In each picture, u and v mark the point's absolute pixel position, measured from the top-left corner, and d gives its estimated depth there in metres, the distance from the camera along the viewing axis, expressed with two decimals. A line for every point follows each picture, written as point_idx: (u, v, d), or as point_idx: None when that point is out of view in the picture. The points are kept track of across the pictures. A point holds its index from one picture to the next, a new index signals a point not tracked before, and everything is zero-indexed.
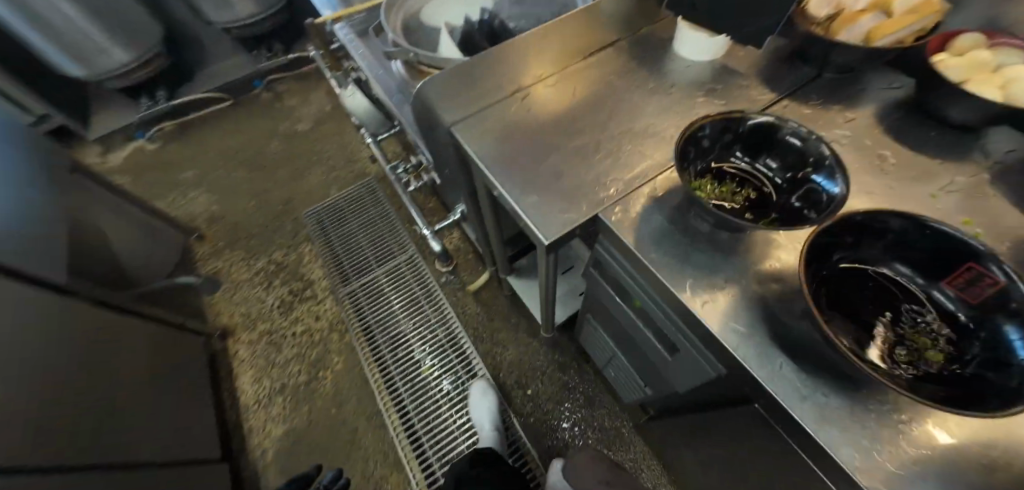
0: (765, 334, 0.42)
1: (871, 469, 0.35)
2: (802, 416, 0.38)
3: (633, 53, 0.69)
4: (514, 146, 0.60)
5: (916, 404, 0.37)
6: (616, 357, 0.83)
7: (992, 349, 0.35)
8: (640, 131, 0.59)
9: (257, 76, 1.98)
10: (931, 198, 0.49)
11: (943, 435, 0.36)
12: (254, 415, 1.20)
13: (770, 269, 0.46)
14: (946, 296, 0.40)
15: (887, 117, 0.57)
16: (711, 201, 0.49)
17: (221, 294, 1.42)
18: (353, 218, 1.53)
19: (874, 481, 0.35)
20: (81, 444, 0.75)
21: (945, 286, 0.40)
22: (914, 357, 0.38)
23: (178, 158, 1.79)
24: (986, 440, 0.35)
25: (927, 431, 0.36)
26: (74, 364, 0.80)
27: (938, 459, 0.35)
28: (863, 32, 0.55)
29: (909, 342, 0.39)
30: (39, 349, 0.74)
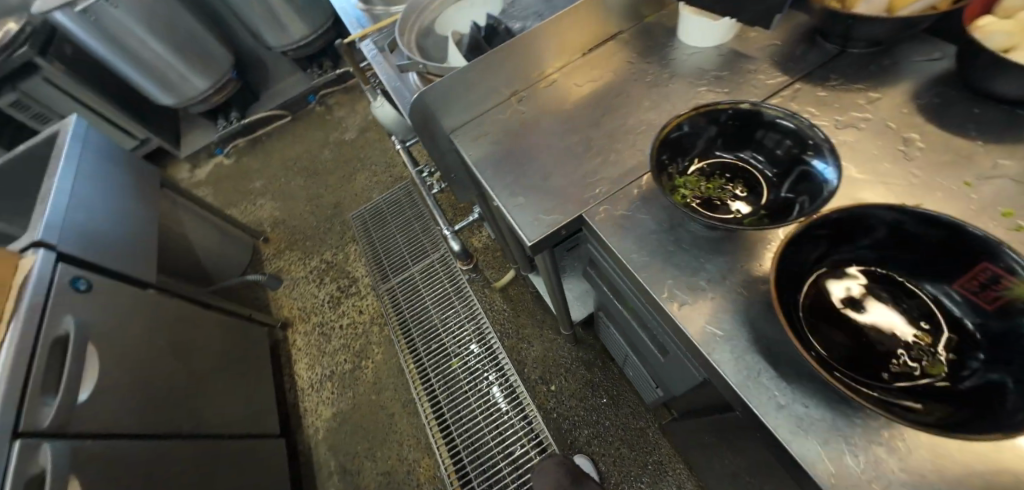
0: (747, 339, 0.39)
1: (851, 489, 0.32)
2: (777, 428, 0.35)
3: (633, 46, 0.67)
4: (508, 146, 0.60)
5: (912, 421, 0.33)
6: (630, 357, 0.82)
7: (1002, 362, 0.31)
8: (633, 128, 0.58)
9: (310, 92, 2.16)
10: (964, 187, 0.43)
11: (939, 456, 0.32)
12: (308, 397, 1.33)
13: (761, 271, 0.42)
14: (954, 301, 0.37)
15: (920, 95, 0.50)
16: (695, 200, 0.47)
17: (282, 290, 1.60)
18: (393, 219, 1.64)
19: None
20: (166, 414, 0.90)
21: (954, 289, 0.36)
22: (910, 368, 0.35)
23: (250, 169, 2.03)
24: (993, 465, 0.31)
25: (920, 450, 0.32)
26: (162, 347, 0.96)
27: (930, 482, 0.31)
28: (884, 2, 0.50)
29: (907, 352, 0.36)
30: (133, 334, 0.89)
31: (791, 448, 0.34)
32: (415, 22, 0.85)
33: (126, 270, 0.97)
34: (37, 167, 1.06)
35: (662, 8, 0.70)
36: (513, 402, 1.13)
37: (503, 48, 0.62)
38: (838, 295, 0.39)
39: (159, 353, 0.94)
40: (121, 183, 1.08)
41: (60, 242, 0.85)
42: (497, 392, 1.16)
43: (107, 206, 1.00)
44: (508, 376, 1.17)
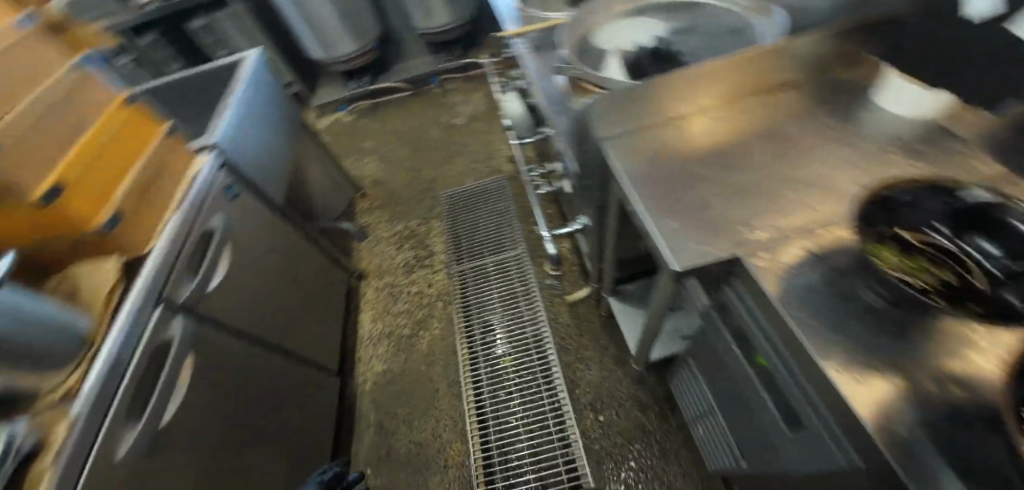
0: (942, 450, 0.32)
1: None
2: None
3: (814, 98, 0.63)
4: (661, 168, 0.59)
5: None
6: (710, 415, 0.78)
7: None
8: (802, 181, 0.54)
9: (433, 75, 2.30)
10: None
11: None
12: (365, 348, 1.41)
13: (969, 373, 0.35)
14: None
15: None
16: (891, 272, 0.43)
17: (366, 244, 1.71)
18: (480, 206, 1.69)
19: None
20: (261, 325, 0.99)
21: None
22: None
23: (365, 129, 2.20)
24: None
25: None
26: (268, 265, 1.06)
27: None
28: None
29: None
30: (252, 246, 0.99)
31: None
32: (578, 32, 0.88)
33: (260, 189, 1.08)
34: (215, 84, 1.23)
35: (855, 66, 0.65)
36: (557, 418, 1.12)
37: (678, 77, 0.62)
38: None
39: (268, 270, 1.03)
40: (272, 115, 1.22)
41: (226, 151, 0.97)
42: (543, 402, 1.15)
43: (261, 131, 1.13)
44: (558, 390, 1.15)
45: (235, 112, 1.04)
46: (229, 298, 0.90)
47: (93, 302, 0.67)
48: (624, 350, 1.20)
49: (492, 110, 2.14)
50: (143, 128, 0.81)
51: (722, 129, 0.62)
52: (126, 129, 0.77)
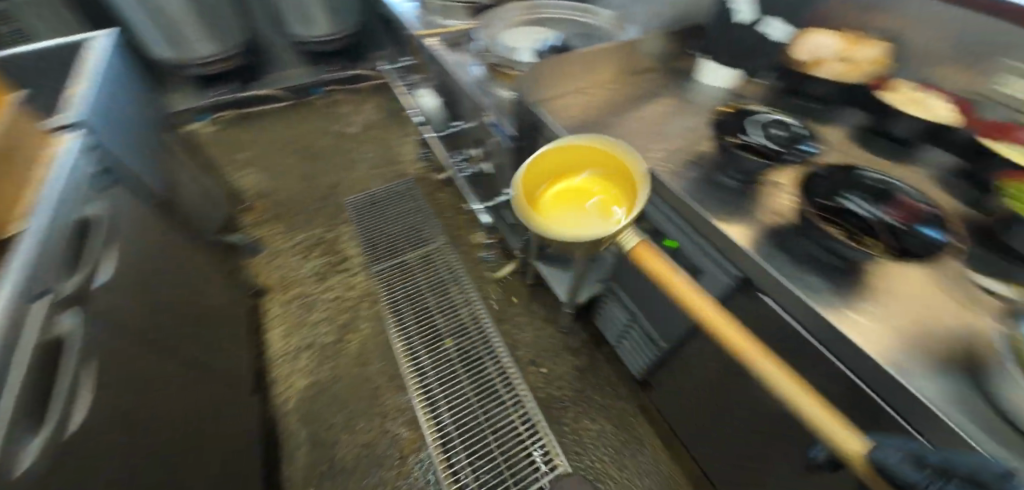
0: (771, 245, 0.56)
1: (853, 326, 0.48)
2: (814, 301, 0.50)
3: (669, 77, 0.94)
4: (578, 120, 0.81)
5: (887, 288, 0.52)
6: (632, 327, 1.03)
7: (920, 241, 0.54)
8: (674, 128, 0.78)
9: (317, 85, 2.44)
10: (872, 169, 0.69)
11: (937, 320, 0.49)
12: (280, 367, 1.32)
13: (776, 219, 0.59)
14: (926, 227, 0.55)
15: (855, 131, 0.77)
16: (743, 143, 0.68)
17: (261, 258, 1.63)
18: (392, 209, 1.83)
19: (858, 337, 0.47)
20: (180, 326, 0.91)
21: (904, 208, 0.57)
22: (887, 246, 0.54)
23: (240, 139, 2.17)
24: (955, 327, 0.48)
25: (893, 311, 0.49)
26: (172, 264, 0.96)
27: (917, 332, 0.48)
28: (831, 73, 0.76)
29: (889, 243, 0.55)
30: (157, 235, 0.91)
31: (815, 307, 0.49)
32: (489, 32, 1.14)
33: (152, 177, 0.99)
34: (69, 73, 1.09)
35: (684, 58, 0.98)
36: (505, 383, 1.28)
37: (590, 55, 0.85)
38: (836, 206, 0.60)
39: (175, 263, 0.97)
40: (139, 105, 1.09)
41: (117, 132, 0.89)
42: (489, 372, 1.30)
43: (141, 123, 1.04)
44: (501, 358, 1.34)
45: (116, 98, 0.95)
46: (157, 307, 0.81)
47: None
48: (550, 310, 1.50)
49: (385, 121, 2.33)
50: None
51: (612, 87, 0.90)
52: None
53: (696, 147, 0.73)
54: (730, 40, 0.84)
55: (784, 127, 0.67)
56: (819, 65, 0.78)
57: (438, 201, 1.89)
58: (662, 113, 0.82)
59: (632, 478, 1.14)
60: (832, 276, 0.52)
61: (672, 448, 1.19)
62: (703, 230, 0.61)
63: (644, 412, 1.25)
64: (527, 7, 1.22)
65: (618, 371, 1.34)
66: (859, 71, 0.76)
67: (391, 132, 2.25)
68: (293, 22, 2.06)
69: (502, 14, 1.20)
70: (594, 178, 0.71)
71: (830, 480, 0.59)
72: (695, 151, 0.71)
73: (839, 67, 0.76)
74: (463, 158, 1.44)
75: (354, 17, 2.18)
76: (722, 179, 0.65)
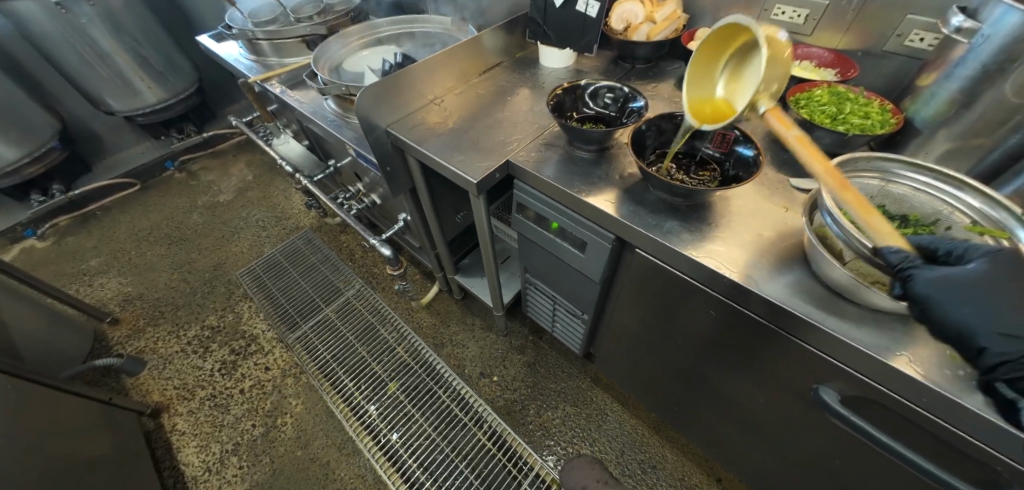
0: (631, 204, 0.60)
1: (707, 253, 0.55)
2: (673, 242, 0.56)
3: (516, 68, 0.97)
4: (437, 131, 0.80)
5: (729, 212, 0.59)
6: (557, 310, 1.05)
7: (740, 163, 0.60)
8: (529, 116, 0.81)
9: (169, 157, 2.17)
10: None
11: (772, 227, 0.57)
12: (205, 485, 1.15)
13: (630, 177, 0.64)
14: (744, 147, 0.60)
15: (682, 79, 0.85)
16: (582, 118, 0.73)
17: (151, 371, 1.40)
18: (293, 269, 1.68)
19: (711, 260, 0.54)
20: None
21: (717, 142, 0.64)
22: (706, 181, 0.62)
23: (86, 245, 1.84)
24: (785, 229, 0.57)
25: (734, 229, 0.57)
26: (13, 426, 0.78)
27: (760, 241, 0.56)
28: (644, 34, 0.84)
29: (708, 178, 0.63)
30: None
31: (676, 246, 0.55)
32: (329, 63, 1.09)
33: None
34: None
35: (525, 47, 1.02)
36: (461, 405, 1.25)
37: (431, 64, 0.84)
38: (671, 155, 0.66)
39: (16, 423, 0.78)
40: None
41: None
42: (441, 401, 1.26)
43: None
44: (450, 382, 1.30)
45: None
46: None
47: None
48: (486, 318, 1.49)
49: (261, 178, 2.13)
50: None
51: (462, 92, 0.91)
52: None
53: (549, 129, 0.76)
54: (554, 23, 0.88)
55: (613, 91, 0.72)
56: (634, 29, 0.85)
57: (343, 245, 1.78)
58: (516, 104, 0.85)
59: (604, 447, 1.17)
60: (685, 216, 0.59)
61: (630, 406, 1.25)
62: (573, 206, 0.64)
63: (597, 382, 1.30)
64: (361, 29, 1.17)
65: (565, 354, 1.37)
66: (665, 27, 0.84)
67: (270, 188, 2.07)
68: (112, 97, 1.75)
69: (335, 40, 1.13)
70: (463, 186, 0.71)
71: (744, 388, 0.65)
72: (551, 133, 0.75)
73: (650, 27, 0.84)
74: (344, 197, 1.33)
75: (190, 76, 1.95)
76: (577, 154, 0.68)
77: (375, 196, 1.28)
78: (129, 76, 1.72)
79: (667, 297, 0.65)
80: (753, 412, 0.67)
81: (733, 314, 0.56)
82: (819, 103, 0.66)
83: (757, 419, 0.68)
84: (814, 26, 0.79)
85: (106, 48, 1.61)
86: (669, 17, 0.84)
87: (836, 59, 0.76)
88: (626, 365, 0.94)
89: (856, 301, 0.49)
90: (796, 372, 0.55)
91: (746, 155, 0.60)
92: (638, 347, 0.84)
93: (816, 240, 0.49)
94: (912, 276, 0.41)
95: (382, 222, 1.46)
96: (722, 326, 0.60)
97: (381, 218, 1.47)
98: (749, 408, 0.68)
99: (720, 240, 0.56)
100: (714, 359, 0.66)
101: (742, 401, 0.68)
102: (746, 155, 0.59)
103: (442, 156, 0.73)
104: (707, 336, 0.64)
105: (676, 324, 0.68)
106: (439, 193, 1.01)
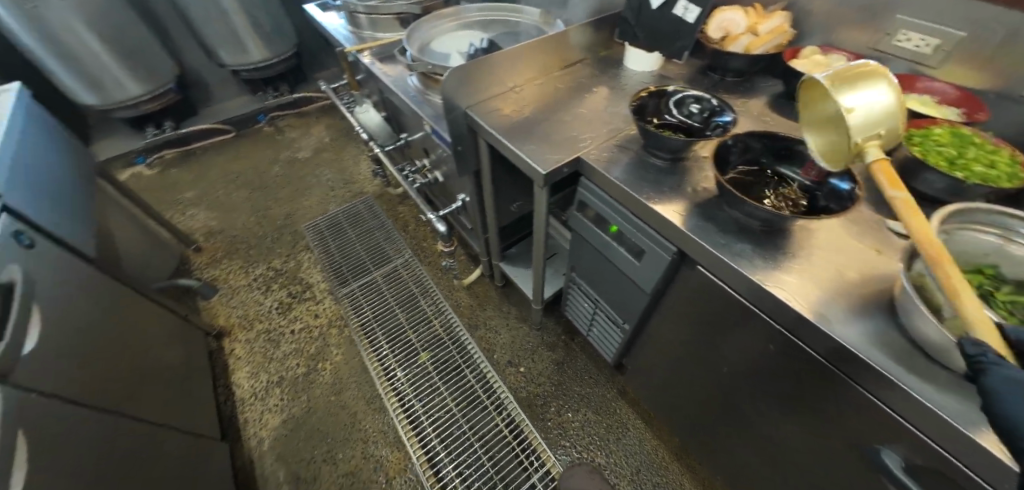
0: (700, 219, 0.58)
1: (775, 282, 0.52)
2: (740, 265, 0.53)
3: (598, 66, 0.96)
4: (512, 118, 0.82)
5: (808, 244, 0.55)
6: (597, 315, 1.04)
7: (834, 197, 0.55)
8: (605, 116, 0.80)
9: (262, 112, 2.34)
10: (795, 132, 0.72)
11: (853, 268, 0.53)
12: (250, 408, 1.27)
13: (704, 192, 0.62)
14: (840, 181, 0.55)
15: (776, 98, 0.80)
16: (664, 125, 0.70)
17: (220, 298, 1.56)
18: (352, 230, 1.78)
19: (779, 290, 0.51)
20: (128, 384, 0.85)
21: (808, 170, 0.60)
22: (790, 208, 0.58)
23: (184, 178, 2.07)
24: (869, 272, 0.52)
25: (811, 262, 0.53)
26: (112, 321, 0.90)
27: (838, 280, 0.52)
28: (743, 46, 0.80)
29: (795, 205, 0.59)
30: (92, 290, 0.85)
31: (743, 269, 0.53)
32: (419, 41, 1.14)
33: (77, 233, 0.92)
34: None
35: (612, 47, 1.00)
36: (485, 388, 1.28)
37: (517, 53, 0.86)
38: (754, 176, 0.63)
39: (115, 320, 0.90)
40: (59, 156, 1.02)
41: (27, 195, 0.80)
42: (467, 380, 1.30)
43: (61, 179, 0.98)
44: (479, 363, 1.34)
45: (26, 148, 0.90)
46: (93, 365, 0.77)
47: None
48: (523, 310, 1.50)
49: (337, 142, 2.28)
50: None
51: (542, 83, 0.91)
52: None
53: (624, 132, 0.75)
54: (646, 25, 0.86)
55: (700, 102, 0.69)
56: (732, 40, 0.81)
57: (400, 216, 1.87)
58: (594, 102, 0.84)
59: (620, 461, 1.15)
60: (757, 240, 0.56)
61: (654, 426, 1.21)
62: (639, 211, 0.63)
63: (624, 395, 1.27)
64: (453, 13, 1.21)
65: (596, 360, 1.35)
66: (767, 41, 0.79)
67: (343, 154, 2.20)
68: (225, 52, 1.95)
69: (428, 19, 1.18)
70: (530, 175, 0.72)
71: (788, 431, 0.61)
72: (625, 135, 0.74)
73: (750, 39, 0.80)
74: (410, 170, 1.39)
75: (292, 40, 2.12)
76: (652, 160, 0.67)
77: (439, 174, 1.33)
78: (242, 32, 1.90)
79: (721, 321, 0.62)
80: (795, 460, 0.63)
81: (793, 351, 0.53)
82: (936, 143, 0.60)
83: (796, 466, 0.64)
84: (941, 59, 0.71)
85: (228, 5, 1.78)
86: (773, 31, 0.79)
87: (961, 98, 0.68)
88: (660, 382, 0.92)
89: (942, 364, 0.44)
90: (857, 426, 0.51)
91: (841, 188, 0.55)
92: (677, 367, 0.81)
93: (908, 289, 0.44)
94: (987, 369, 0.36)
95: (440, 200, 1.52)
96: (776, 361, 0.57)
97: (440, 196, 1.52)
98: (789, 452, 0.64)
99: (792, 271, 0.53)
100: (760, 393, 0.63)
101: (783, 443, 0.64)
102: (841, 188, 0.55)
103: (515, 142, 0.75)
104: (758, 368, 0.61)
105: (724, 349, 0.65)
106: (501, 180, 1.03)
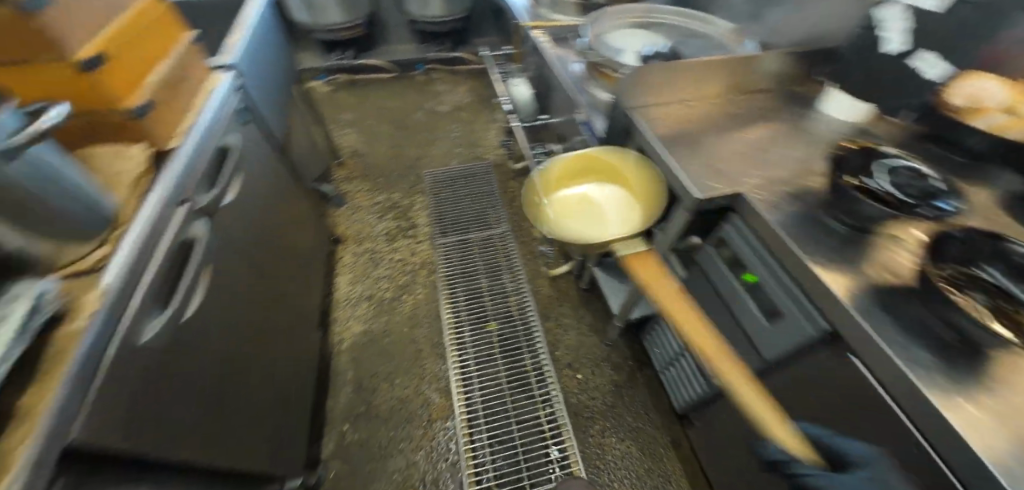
0: (871, 303, 0.50)
1: (957, 409, 0.42)
2: (913, 372, 0.45)
3: (785, 101, 0.87)
4: (674, 131, 0.78)
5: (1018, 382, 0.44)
6: (682, 356, 0.98)
7: None
8: (780, 156, 0.72)
9: (422, 62, 2.56)
10: None
11: None
12: (341, 310, 1.45)
13: (884, 278, 0.53)
14: None
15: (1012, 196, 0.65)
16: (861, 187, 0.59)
17: (345, 211, 1.77)
18: (465, 188, 1.88)
19: (963, 422, 0.41)
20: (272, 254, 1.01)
21: None
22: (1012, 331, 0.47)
23: (348, 101, 2.37)
24: None
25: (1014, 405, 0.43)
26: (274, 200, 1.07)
27: None
28: (992, 124, 0.66)
29: None
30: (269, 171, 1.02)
31: (915, 379, 0.44)
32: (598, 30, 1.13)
33: (271, 122, 1.10)
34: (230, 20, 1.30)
35: (806, 85, 0.90)
36: (538, 378, 1.29)
37: (702, 66, 0.81)
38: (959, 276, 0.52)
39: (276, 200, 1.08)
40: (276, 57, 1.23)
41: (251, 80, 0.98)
42: (524, 363, 1.32)
43: (272, 75, 1.18)
44: (539, 352, 1.35)
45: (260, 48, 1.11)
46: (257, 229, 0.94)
47: (122, 183, 0.61)
48: (599, 320, 1.47)
49: (476, 106, 2.40)
50: (172, 23, 0.76)
51: (715, 104, 0.85)
52: (156, 18, 0.72)
53: (800, 180, 0.67)
54: None
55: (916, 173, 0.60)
56: (980, 113, 0.67)
57: (510, 192, 1.92)
58: (770, 139, 0.77)
59: None
60: (943, 351, 0.47)
61: None
62: (794, 267, 0.56)
63: (676, 445, 1.20)
64: (642, 9, 1.18)
65: (658, 399, 1.28)
66: None
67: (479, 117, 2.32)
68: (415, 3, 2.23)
69: (614, 10, 1.17)
70: (678, 193, 0.68)
71: None
72: (800, 184, 0.66)
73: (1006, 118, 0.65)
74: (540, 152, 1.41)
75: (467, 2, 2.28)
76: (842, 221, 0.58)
77: (567, 164, 1.33)
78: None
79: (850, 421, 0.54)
80: None
81: None
82: None
83: None
84: None
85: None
86: None
87: None
88: (732, 452, 0.84)
89: None
90: None
91: None
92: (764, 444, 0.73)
93: None
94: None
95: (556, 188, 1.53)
96: None
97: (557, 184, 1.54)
98: None
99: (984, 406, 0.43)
100: None
101: None
102: None
103: (674, 157, 0.71)
104: None
105: None
106: None
